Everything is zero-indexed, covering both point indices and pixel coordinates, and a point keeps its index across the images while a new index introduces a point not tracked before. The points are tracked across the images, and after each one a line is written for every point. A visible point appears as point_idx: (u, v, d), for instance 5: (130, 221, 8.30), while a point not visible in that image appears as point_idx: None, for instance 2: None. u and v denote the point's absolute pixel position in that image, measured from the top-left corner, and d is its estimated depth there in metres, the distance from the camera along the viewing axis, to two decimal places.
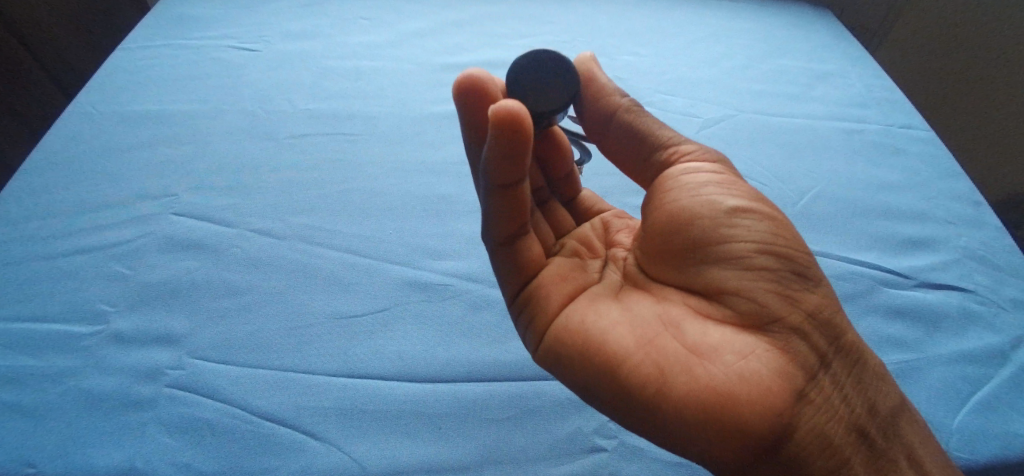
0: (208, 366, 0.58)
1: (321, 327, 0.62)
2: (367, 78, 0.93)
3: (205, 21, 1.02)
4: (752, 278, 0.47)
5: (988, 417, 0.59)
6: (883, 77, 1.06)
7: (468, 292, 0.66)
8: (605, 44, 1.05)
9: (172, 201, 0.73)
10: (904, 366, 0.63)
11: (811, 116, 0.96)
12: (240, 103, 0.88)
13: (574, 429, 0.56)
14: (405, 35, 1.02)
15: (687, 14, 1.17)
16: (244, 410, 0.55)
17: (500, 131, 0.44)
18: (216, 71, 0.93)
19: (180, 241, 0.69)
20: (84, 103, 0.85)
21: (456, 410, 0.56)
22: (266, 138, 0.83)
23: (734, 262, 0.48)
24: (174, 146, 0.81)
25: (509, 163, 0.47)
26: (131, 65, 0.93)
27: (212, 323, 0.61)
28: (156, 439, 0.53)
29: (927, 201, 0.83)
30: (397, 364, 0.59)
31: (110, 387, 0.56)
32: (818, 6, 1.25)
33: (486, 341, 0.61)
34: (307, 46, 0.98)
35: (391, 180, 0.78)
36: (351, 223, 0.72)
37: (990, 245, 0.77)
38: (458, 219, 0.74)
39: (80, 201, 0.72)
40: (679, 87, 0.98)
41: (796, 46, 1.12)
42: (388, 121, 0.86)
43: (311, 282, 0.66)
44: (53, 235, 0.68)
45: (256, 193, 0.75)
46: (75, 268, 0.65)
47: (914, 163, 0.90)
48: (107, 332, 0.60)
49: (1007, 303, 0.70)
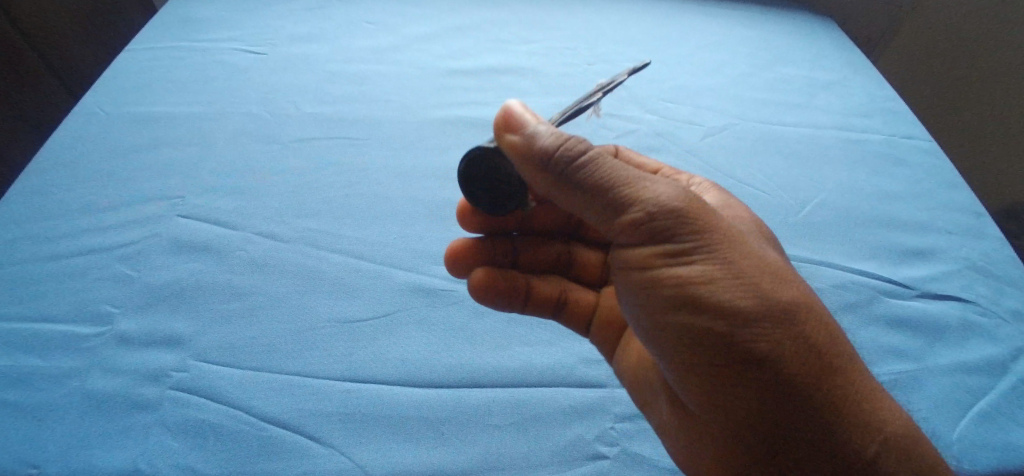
0: (211, 369, 0.58)
1: (324, 331, 0.62)
2: (372, 82, 0.93)
3: (211, 24, 1.03)
4: (698, 386, 0.46)
5: (988, 429, 0.59)
6: (884, 86, 1.06)
7: (471, 298, 0.66)
8: (609, 51, 1.06)
9: (177, 203, 0.74)
10: (905, 376, 0.64)
11: (813, 126, 0.96)
12: (246, 105, 0.88)
13: (575, 436, 0.56)
14: (410, 40, 1.03)
15: (690, 21, 1.18)
16: (247, 413, 0.55)
17: (488, 287, 0.59)
18: (221, 73, 0.93)
19: (185, 243, 0.69)
20: (91, 104, 0.86)
21: (458, 416, 0.56)
22: (272, 141, 0.83)
23: (678, 368, 0.46)
24: (179, 148, 0.81)
25: (502, 298, 0.60)
26: (138, 67, 0.93)
27: (216, 325, 0.62)
28: (159, 441, 0.53)
29: (929, 212, 0.84)
30: (399, 369, 0.59)
31: (114, 389, 0.56)
32: (821, 16, 1.26)
33: (489, 347, 0.62)
34: (313, 49, 0.99)
35: (395, 185, 0.79)
36: (355, 227, 0.73)
37: (990, 256, 0.78)
38: (462, 225, 0.74)
39: (86, 202, 0.73)
40: (682, 95, 0.98)
41: (799, 55, 1.12)
42: (393, 125, 0.87)
43: (314, 286, 0.66)
44: (58, 236, 0.69)
45: (261, 196, 0.75)
46: (80, 269, 0.66)
47: (915, 173, 0.90)
48: (111, 334, 0.60)
49: (1006, 314, 0.71)
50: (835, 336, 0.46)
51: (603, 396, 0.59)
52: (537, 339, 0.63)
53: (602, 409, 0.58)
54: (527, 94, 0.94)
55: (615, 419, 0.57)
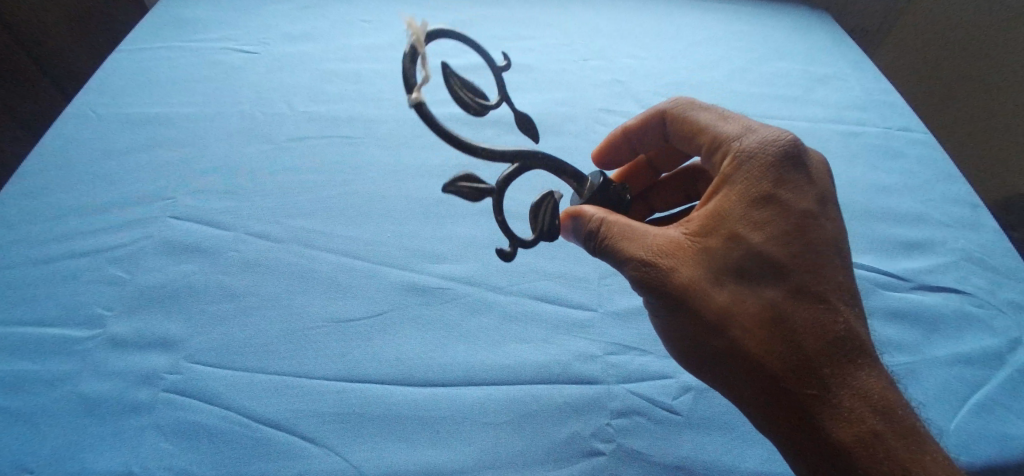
0: (205, 370, 0.58)
1: (319, 331, 0.61)
2: (366, 81, 0.93)
3: (203, 23, 1.02)
4: None
5: (986, 420, 0.59)
6: (880, 79, 1.06)
7: (466, 295, 0.66)
8: (604, 47, 1.05)
9: (170, 204, 0.73)
10: (902, 369, 0.63)
11: (809, 119, 0.96)
12: (239, 105, 0.87)
13: (572, 433, 0.56)
14: (404, 38, 1.02)
15: (685, 16, 1.17)
16: (242, 414, 0.55)
17: None
18: (214, 73, 0.93)
19: (178, 244, 0.69)
20: (82, 106, 0.85)
21: (453, 414, 0.56)
22: (265, 141, 0.83)
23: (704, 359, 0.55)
24: (172, 149, 0.80)
25: None
26: (130, 68, 0.92)
27: (210, 326, 0.61)
28: (153, 443, 0.53)
29: (925, 204, 0.83)
30: (395, 367, 0.59)
31: (107, 392, 0.56)
32: (816, 9, 1.26)
33: (485, 344, 0.61)
34: (306, 49, 0.98)
35: (390, 183, 0.78)
36: (350, 226, 0.72)
37: (986, 248, 0.78)
38: (456, 223, 0.74)
39: (78, 204, 0.72)
40: (678, 90, 0.98)
41: (795, 49, 1.12)
42: (387, 124, 0.86)
43: (309, 286, 0.66)
44: (50, 239, 0.68)
45: (254, 196, 0.75)
46: (73, 271, 0.65)
47: (911, 165, 0.90)
48: (104, 337, 0.60)
49: (1003, 306, 0.71)
50: (773, 389, 0.47)
51: (600, 393, 0.59)
52: (532, 337, 0.62)
53: (599, 405, 0.58)
54: (521, 91, 0.94)
55: (612, 415, 0.57)
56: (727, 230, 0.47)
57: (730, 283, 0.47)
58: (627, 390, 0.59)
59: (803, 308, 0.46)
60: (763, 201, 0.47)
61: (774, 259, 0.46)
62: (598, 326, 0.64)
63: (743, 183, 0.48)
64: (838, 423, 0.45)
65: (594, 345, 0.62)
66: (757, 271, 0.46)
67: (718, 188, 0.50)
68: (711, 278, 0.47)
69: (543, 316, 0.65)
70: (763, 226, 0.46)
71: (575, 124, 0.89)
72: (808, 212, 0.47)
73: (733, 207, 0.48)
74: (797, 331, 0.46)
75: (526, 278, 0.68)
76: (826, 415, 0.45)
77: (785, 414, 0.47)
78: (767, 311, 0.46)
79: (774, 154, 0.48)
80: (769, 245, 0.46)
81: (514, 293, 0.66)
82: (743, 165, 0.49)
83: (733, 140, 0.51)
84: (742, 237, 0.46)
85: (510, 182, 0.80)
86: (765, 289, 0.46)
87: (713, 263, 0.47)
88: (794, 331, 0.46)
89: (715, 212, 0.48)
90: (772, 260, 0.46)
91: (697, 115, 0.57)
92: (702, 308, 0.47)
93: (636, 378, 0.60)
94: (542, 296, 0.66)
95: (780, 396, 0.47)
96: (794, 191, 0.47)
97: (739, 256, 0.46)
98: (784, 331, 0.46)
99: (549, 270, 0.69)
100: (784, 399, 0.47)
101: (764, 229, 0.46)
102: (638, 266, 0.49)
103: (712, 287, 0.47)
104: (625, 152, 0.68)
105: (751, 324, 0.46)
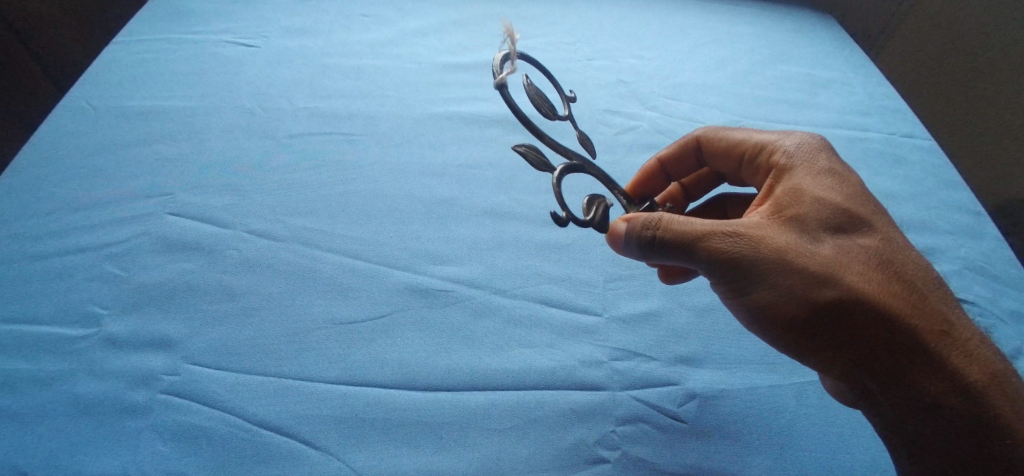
0: (204, 372, 0.57)
1: (321, 332, 0.60)
2: (367, 77, 0.92)
3: (202, 15, 1.00)
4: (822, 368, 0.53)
5: None
6: (886, 84, 1.06)
7: (470, 298, 0.65)
8: (607, 45, 1.05)
9: (168, 200, 0.72)
10: None
11: (814, 124, 0.96)
12: (236, 100, 0.86)
13: (577, 440, 0.55)
14: (406, 34, 1.00)
15: (690, 17, 1.16)
16: (242, 418, 0.54)
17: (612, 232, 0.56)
18: (214, 66, 0.91)
19: (177, 242, 0.68)
20: (77, 97, 0.83)
21: (456, 420, 0.55)
22: (264, 136, 0.81)
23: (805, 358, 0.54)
24: (170, 143, 0.79)
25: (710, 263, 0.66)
26: (127, 59, 0.91)
27: (207, 327, 0.60)
28: (151, 446, 0.52)
29: (929, 212, 0.83)
30: (398, 371, 0.58)
31: (103, 393, 0.55)
32: (821, 12, 1.25)
33: (489, 348, 0.61)
34: (307, 43, 0.97)
35: (393, 182, 0.77)
36: (351, 225, 0.71)
37: (990, 257, 0.78)
38: (459, 223, 0.73)
39: (72, 199, 0.71)
40: (681, 91, 0.97)
41: (801, 52, 1.11)
42: (389, 121, 0.85)
43: (308, 285, 0.65)
44: (45, 234, 0.67)
45: (253, 193, 0.74)
46: (67, 268, 0.64)
47: (914, 172, 0.90)
48: (100, 336, 0.59)
49: (1005, 315, 0.71)
50: (889, 338, 0.49)
51: (604, 399, 0.58)
52: (535, 341, 0.62)
53: (602, 412, 0.57)
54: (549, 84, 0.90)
55: (616, 422, 0.57)
56: (810, 195, 0.53)
57: (827, 239, 0.51)
58: (631, 397, 0.59)
59: (895, 255, 0.52)
60: (823, 170, 0.56)
61: (852, 213, 0.53)
62: (604, 331, 0.64)
63: (801, 167, 0.57)
64: (966, 366, 0.48)
65: (601, 351, 0.62)
66: (842, 226, 0.52)
67: (778, 177, 0.57)
68: (810, 238, 0.51)
69: (546, 320, 0.64)
70: (831, 190, 0.54)
71: (581, 123, 0.89)
72: (848, 181, 0.55)
73: (805, 179, 0.55)
74: (889, 272, 0.51)
75: (529, 281, 0.67)
76: (951, 367, 0.48)
77: (905, 385, 0.49)
78: (866, 264, 0.50)
79: (806, 150, 0.58)
80: (846, 201, 0.53)
81: (517, 296, 0.66)
82: (785, 145, 0.59)
83: (771, 142, 0.61)
84: (819, 208, 0.52)
85: (514, 183, 0.79)
86: (853, 242, 0.52)
87: (806, 226, 0.52)
88: (896, 270, 0.51)
89: (793, 190, 0.54)
90: (843, 216, 0.52)
91: (729, 132, 0.66)
92: (813, 264, 0.49)
93: (642, 384, 0.60)
94: (545, 300, 0.66)
95: (898, 359, 0.49)
96: (836, 166, 0.57)
97: (816, 221, 0.52)
98: (887, 284, 0.50)
99: (553, 274, 0.69)
100: (902, 346, 0.49)
101: (833, 192, 0.54)
102: (734, 242, 0.51)
103: (815, 245, 0.51)
104: (660, 178, 0.73)
105: (859, 271, 0.50)
